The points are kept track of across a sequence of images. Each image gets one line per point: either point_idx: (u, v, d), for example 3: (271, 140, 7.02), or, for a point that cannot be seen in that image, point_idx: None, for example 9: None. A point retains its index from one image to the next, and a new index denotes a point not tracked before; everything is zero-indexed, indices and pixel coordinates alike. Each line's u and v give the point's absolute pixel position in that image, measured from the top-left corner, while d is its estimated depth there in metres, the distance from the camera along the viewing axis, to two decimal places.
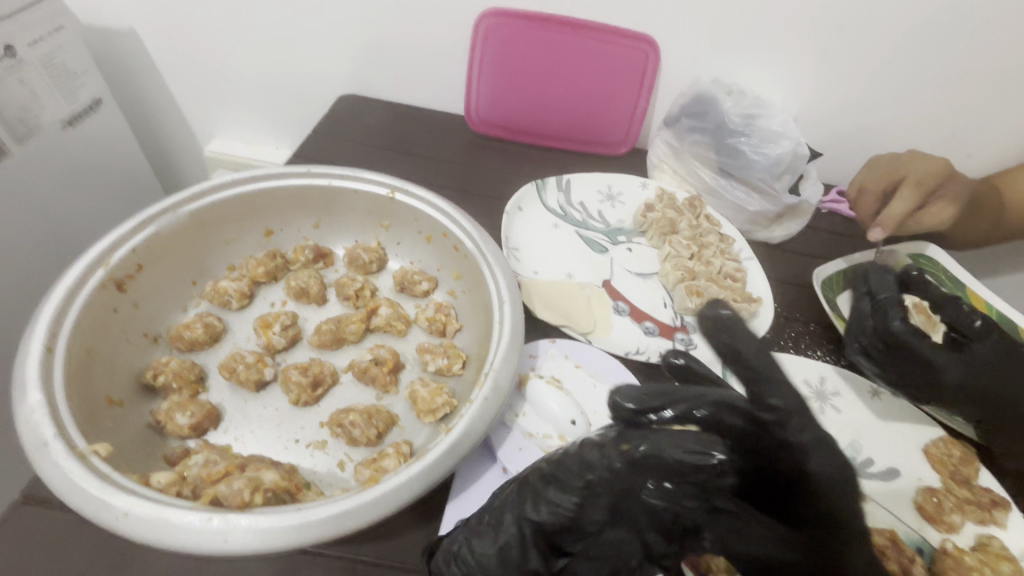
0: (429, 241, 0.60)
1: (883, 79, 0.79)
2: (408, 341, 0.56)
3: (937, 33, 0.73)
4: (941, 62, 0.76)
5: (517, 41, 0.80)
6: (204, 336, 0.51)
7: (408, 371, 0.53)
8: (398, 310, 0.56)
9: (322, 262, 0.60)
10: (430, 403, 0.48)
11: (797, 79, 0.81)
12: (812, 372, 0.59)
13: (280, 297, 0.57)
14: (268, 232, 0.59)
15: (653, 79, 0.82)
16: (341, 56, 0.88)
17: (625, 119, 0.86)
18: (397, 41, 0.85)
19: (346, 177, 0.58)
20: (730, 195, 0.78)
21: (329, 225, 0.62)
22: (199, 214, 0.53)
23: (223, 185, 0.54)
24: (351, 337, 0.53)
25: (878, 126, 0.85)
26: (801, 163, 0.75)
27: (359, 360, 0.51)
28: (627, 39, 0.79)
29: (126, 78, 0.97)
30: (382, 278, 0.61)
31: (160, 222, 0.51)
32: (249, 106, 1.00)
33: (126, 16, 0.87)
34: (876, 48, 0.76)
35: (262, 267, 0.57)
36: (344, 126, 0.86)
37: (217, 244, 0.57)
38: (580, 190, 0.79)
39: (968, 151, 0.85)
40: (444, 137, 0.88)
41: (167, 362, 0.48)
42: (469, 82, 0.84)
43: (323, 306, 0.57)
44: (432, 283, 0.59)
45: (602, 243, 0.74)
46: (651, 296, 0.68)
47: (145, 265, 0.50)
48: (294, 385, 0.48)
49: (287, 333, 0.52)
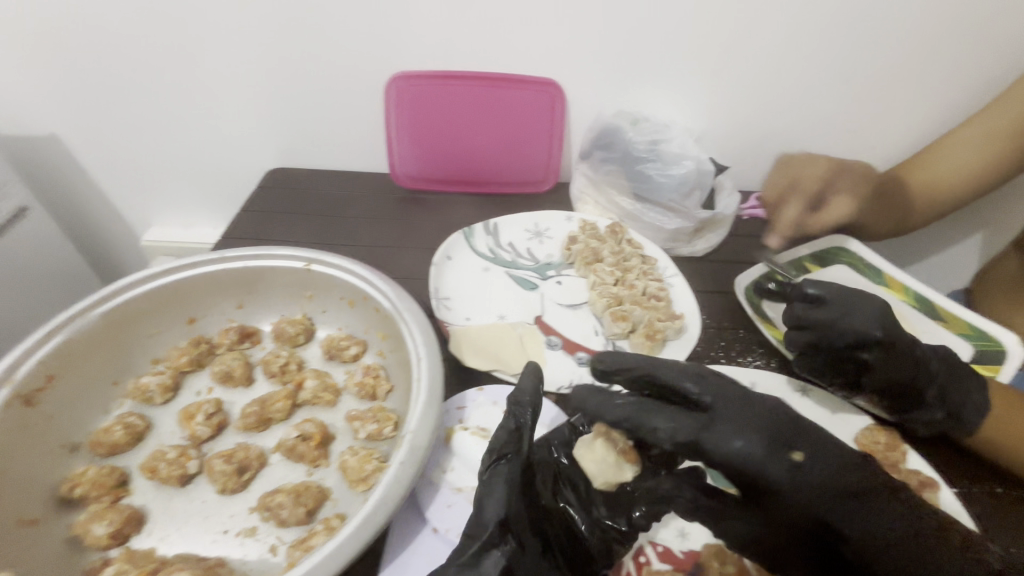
0: (352, 306, 0.61)
1: (773, 93, 0.85)
2: (337, 410, 0.55)
3: (809, 43, 0.79)
4: (820, 69, 0.82)
5: (427, 100, 0.84)
6: (125, 438, 0.50)
7: (339, 441, 0.53)
8: (325, 380, 0.56)
9: (248, 342, 0.60)
10: (359, 471, 0.49)
11: (696, 98, 0.85)
12: (742, 380, 0.61)
13: (206, 384, 0.57)
14: (190, 320, 0.60)
15: (562, 118, 0.86)
16: (265, 134, 0.91)
17: (543, 158, 0.90)
18: (315, 114, 0.88)
19: (262, 257, 0.59)
20: (649, 218, 0.80)
21: (253, 304, 0.62)
22: (113, 314, 0.53)
23: (137, 281, 0.55)
24: (277, 415, 0.53)
25: (781, 132, 0.90)
26: (708, 178, 0.78)
27: (285, 438, 0.51)
28: (531, 86, 0.83)
29: (55, 180, 0.98)
30: (310, 348, 0.62)
31: (69, 329, 0.50)
32: (183, 191, 1.01)
33: (46, 121, 0.89)
34: (760, 64, 0.82)
35: (185, 356, 0.57)
36: (274, 200, 0.87)
37: (138, 340, 0.56)
38: (507, 231, 0.81)
39: (868, 143, 0.91)
40: (373, 197, 0.90)
41: (84, 473, 0.47)
42: (389, 143, 0.87)
43: (250, 386, 0.57)
44: (360, 346, 0.60)
45: (531, 280, 0.76)
46: (582, 325, 0.69)
47: (57, 376, 0.50)
48: (218, 474, 0.47)
49: (211, 421, 0.52)
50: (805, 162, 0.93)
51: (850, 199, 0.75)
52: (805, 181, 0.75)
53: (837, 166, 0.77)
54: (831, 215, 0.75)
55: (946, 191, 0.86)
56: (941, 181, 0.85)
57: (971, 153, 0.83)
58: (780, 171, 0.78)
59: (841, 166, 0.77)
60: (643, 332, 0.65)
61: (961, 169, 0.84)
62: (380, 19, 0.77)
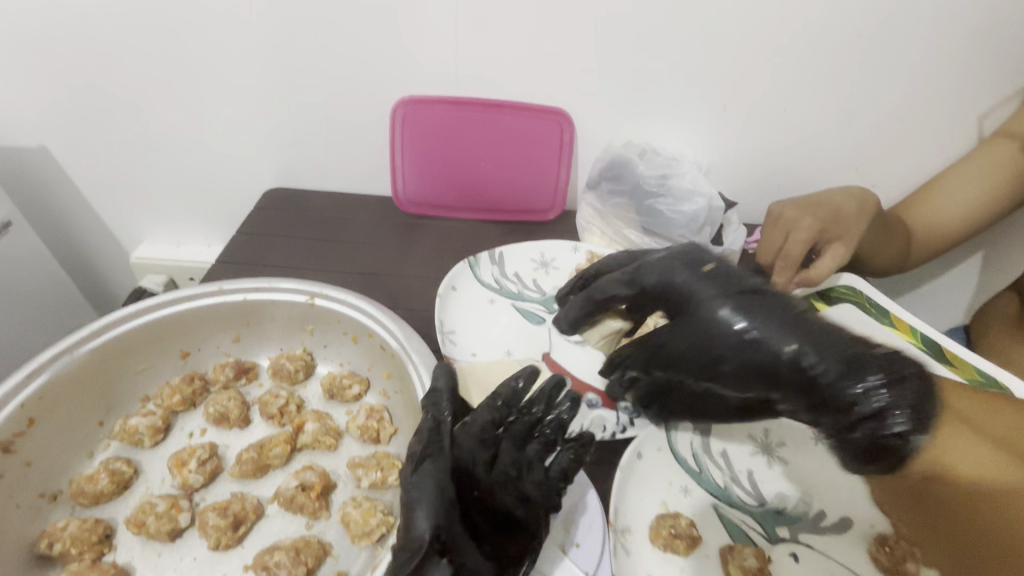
0: (355, 341, 0.58)
1: (781, 130, 0.85)
2: (339, 456, 0.52)
3: (818, 82, 0.80)
4: (828, 107, 0.83)
5: (434, 125, 0.82)
6: (110, 486, 0.47)
7: (340, 490, 0.50)
8: (326, 422, 0.53)
9: (245, 378, 0.57)
10: (363, 525, 0.46)
11: (705, 132, 0.85)
12: (757, 427, 0.59)
13: (199, 425, 0.54)
14: (183, 354, 0.57)
15: (571, 147, 0.85)
16: (265, 154, 0.89)
17: (550, 186, 0.89)
18: (318, 136, 0.87)
19: (263, 290, 0.56)
20: (657, 253, 0.80)
21: (250, 337, 0.59)
22: (101, 350, 0.50)
23: (128, 315, 0.52)
24: (275, 462, 0.50)
25: (788, 167, 0.90)
26: (719, 215, 0.78)
27: (284, 487, 0.48)
28: (541, 114, 0.82)
29: (41, 195, 0.94)
30: (310, 386, 0.59)
31: (53, 368, 0.47)
32: (176, 209, 0.98)
33: (36, 135, 0.86)
34: (770, 101, 0.82)
35: (178, 395, 0.53)
36: (273, 221, 0.85)
37: (127, 377, 0.53)
38: (513, 261, 0.80)
39: (872, 181, 0.92)
40: (375, 221, 0.88)
41: (64, 528, 0.44)
42: (394, 168, 0.86)
43: (246, 429, 0.54)
44: (363, 385, 0.57)
45: (539, 313, 0.74)
46: (592, 365, 0.66)
47: (37, 419, 0.46)
48: (212, 528, 0.45)
49: (204, 468, 0.48)
50: None
51: (844, 252, 0.73)
52: (792, 242, 0.72)
53: (826, 216, 0.73)
54: (825, 269, 0.73)
55: (948, 231, 0.86)
56: (946, 211, 0.85)
57: (975, 180, 0.83)
58: (773, 226, 0.75)
59: (833, 215, 0.74)
60: None
61: (962, 203, 0.84)
62: (389, 43, 0.76)
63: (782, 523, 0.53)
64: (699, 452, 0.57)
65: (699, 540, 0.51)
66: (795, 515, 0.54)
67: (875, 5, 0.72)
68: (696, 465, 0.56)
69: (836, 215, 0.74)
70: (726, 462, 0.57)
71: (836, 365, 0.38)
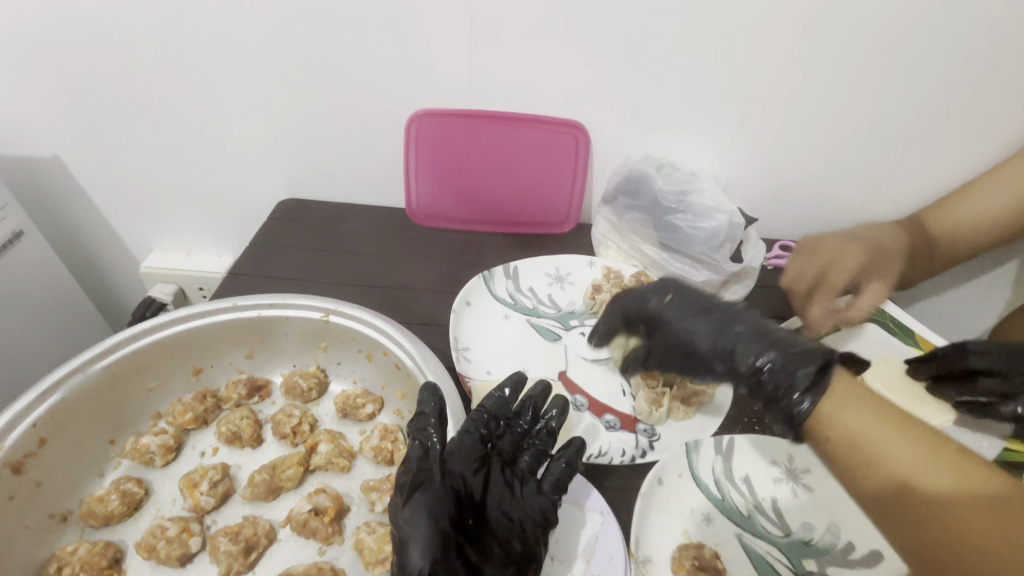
0: (369, 359, 0.57)
1: (801, 144, 0.84)
2: (352, 477, 0.51)
3: (840, 96, 0.78)
4: (849, 121, 0.81)
5: (449, 138, 0.81)
6: (121, 507, 0.46)
7: (354, 514, 0.49)
8: (339, 443, 0.52)
9: (257, 396, 0.56)
10: (377, 552, 0.44)
11: (723, 146, 0.84)
12: (780, 452, 0.58)
13: (211, 444, 0.53)
14: (196, 370, 0.56)
15: (586, 161, 0.84)
16: (278, 165, 0.89)
17: (565, 199, 0.88)
18: (332, 147, 0.86)
19: (277, 306, 0.55)
20: (675, 268, 0.78)
21: (263, 353, 0.58)
22: (114, 367, 0.49)
23: (141, 332, 0.51)
24: (288, 484, 0.49)
25: (806, 181, 0.88)
26: (739, 231, 0.76)
27: (297, 511, 0.47)
28: (558, 127, 0.81)
29: (53, 204, 0.94)
30: (323, 404, 0.58)
31: (66, 386, 0.46)
32: (187, 219, 0.98)
33: (50, 144, 0.86)
34: (789, 115, 0.80)
35: (190, 412, 0.53)
36: (285, 233, 0.84)
37: (140, 394, 0.53)
38: (528, 275, 0.78)
39: (893, 196, 0.90)
40: (388, 233, 0.87)
41: (73, 551, 0.43)
42: (408, 179, 0.85)
43: (258, 448, 0.53)
44: (377, 404, 0.56)
45: (554, 330, 0.73)
46: (609, 384, 0.66)
47: (49, 439, 0.46)
48: (223, 554, 0.44)
49: (216, 490, 0.47)
50: (829, 212, 0.92)
51: (884, 287, 0.70)
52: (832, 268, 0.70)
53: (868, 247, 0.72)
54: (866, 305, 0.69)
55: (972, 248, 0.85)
56: (971, 228, 0.83)
57: (1001, 198, 0.81)
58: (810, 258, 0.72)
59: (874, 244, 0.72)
60: (676, 397, 0.61)
61: (987, 220, 0.82)
62: (403, 55, 0.75)
63: (809, 555, 0.51)
64: (721, 478, 0.56)
65: (724, 572, 0.49)
66: (822, 547, 0.52)
67: (900, 18, 0.71)
68: (718, 492, 0.55)
69: (875, 252, 0.72)
70: (748, 489, 0.56)
71: (777, 354, 0.47)
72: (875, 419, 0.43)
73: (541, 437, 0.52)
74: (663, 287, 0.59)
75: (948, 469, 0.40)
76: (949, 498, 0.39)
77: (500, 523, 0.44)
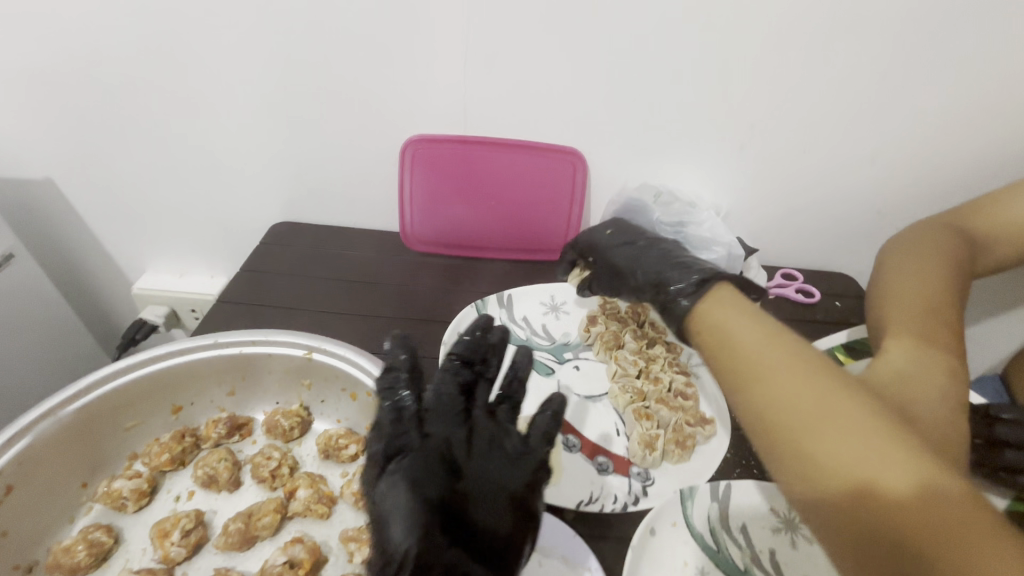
0: (354, 398, 0.56)
1: (802, 171, 0.82)
2: (332, 525, 0.50)
3: (841, 123, 0.77)
4: (851, 149, 0.79)
5: (444, 163, 0.80)
6: (87, 559, 0.44)
7: (332, 565, 0.47)
8: (320, 487, 0.51)
9: (238, 434, 0.55)
10: None
11: (722, 173, 0.82)
12: (779, 500, 0.55)
13: (186, 487, 0.51)
14: (175, 408, 0.55)
15: (584, 187, 0.82)
16: (272, 189, 0.88)
17: (561, 226, 0.86)
18: (326, 171, 0.85)
19: (259, 343, 0.54)
20: None
21: (246, 390, 0.57)
22: (86, 410, 0.48)
23: (117, 373, 0.50)
24: (264, 533, 0.47)
25: (808, 210, 0.86)
26: (739, 262, 0.78)
27: (271, 563, 0.45)
28: (555, 154, 0.80)
29: (46, 224, 0.93)
30: (306, 443, 0.56)
31: (34, 432, 0.45)
32: (180, 241, 0.97)
33: (43, 166, 0.86)
34: (790, 143, 0.79)
35: (166, 454, 0.51)
36: (276, 258, 0.83)
37: (114, 435, 0.52)
38: (522, 304, 0.77)
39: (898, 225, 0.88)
40: (381, 259, 0.86)
41: None
42: (402, 204, 0.84)
43: (236, 492, 0.51)
44: (360, 445, 0.54)
45: (548, 364, 0.71)
46: (603, 422, 0.64)
47: (16, 487, 0.44)
48: None
49: (188, 540, 0.46)
50: (831, 240, 0.90)
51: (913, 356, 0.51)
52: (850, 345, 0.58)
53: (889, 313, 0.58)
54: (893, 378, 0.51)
55: None
56: None
57: None
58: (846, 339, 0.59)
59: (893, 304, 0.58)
60: (672, 438, 0.60)
61: None
62: (397, 80, 0.74)
63: None
64: (717, 528, 0.53)
65: None
66: None
67: (903, 47, 0.70)
68: (714, 542, 0.52)
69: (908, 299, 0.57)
70: (745, 540, 0.53)
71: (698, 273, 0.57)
72: (819, 388, 0.39)
73: (510, 385, 0.50)
74: (604, 224, 0.75)
75: (919, 458, 0.34)
76: (943, 492, 0.33)
77: (480, 492, 0.43)
